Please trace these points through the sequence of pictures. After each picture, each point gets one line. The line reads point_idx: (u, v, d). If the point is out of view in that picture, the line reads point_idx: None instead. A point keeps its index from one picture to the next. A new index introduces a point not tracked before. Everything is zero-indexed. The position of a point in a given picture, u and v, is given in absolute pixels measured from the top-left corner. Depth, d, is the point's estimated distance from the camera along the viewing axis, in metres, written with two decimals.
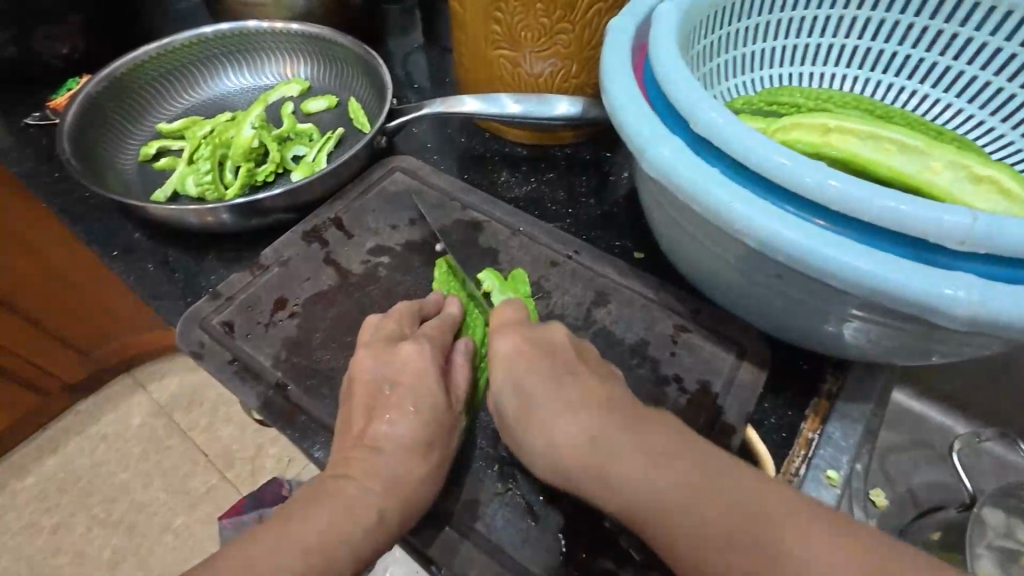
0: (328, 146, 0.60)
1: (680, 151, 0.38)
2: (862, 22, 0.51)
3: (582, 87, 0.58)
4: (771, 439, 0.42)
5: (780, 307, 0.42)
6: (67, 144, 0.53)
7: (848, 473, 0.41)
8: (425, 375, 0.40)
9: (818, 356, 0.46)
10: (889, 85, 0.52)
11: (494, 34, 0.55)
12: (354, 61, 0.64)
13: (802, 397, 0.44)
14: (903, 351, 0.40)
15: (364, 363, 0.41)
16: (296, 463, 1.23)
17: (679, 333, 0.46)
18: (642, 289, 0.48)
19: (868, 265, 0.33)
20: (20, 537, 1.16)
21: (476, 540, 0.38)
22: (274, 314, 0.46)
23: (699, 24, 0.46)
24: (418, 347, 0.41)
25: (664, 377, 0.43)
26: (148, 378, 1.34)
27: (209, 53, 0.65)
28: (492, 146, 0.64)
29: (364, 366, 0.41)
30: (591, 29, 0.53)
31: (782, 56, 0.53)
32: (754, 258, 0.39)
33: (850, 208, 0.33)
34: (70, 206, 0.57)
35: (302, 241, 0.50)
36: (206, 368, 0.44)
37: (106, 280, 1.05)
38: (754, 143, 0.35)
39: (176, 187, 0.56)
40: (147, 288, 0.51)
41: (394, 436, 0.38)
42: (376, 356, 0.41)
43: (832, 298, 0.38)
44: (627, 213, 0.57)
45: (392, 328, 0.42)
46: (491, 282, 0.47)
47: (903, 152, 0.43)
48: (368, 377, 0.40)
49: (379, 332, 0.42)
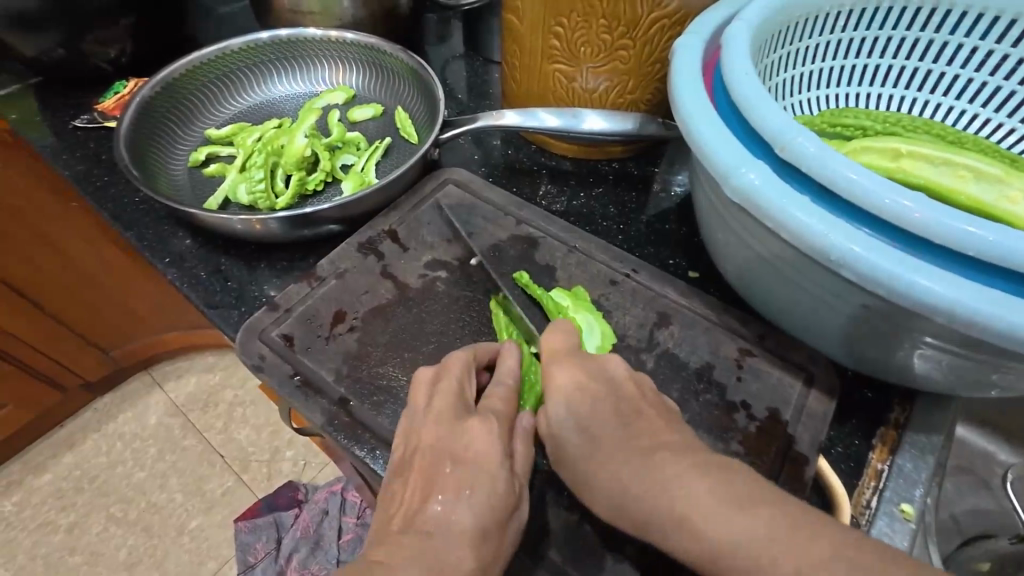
0: (376, 155, 0.60)
1: (762, 174, 0.36)
2: (925, 43, 0.50)
3: (636, 103, 0.57)
4: (839, 468, 0.42)
5: (849, 332, 0.41)
6: (124, 148, 0.53)
7: (921, 506, 0.40)
8: (484, 447, 0.39)
9: (881, 384, 0.45)
10: (950, 108, 0.52)
11: (552, 49, 0.54)
12: (404, 71, 0.64)
13: (869, 426, 0.43)
14: (980, 385, 0.39)
15: (431, 434, 0.39)
16: (312, 467, 1.23)
17: (744, 357, 0.45)
18: (704, 311, 0.48)
19: (966, 298, 0.32)
20: (36, 534, 1.15)
21: (548, 565, 0.38)
22: (333, 327, 0.46)
23: (766, 43, 0.46)
24: (486, 425, 0.40)
25: (731, 403, 0.43)
26: (165, 377, 1.34)
27: (259, 59, 0.65)
28: (539, 159, 0.63)
29: (430, 433, 0.39)
30: (651, 45, 0.52)
31: (840, 76, 0.53)
32: (835, 285, 0.38)
33: (936, 236, 0.32)
34: (121, 211, 0.57)
35: (356, 252, 0.51)
36: (267, 382, 0.44)
37: (134, 282, 1.05)
38: (837, 164, 0.34)
39: (228, 195, 0.56)
40: (200, 296, 0.51)
41: None
42: (441, 428, 0.39)
43: (906, 325, 0.37)
44: (681, 230, 0.56)
45: (450, 395, 0.40)
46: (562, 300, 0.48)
47: (978, 179, 0.42)
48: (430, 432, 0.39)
49: (436, 402, 0.40)
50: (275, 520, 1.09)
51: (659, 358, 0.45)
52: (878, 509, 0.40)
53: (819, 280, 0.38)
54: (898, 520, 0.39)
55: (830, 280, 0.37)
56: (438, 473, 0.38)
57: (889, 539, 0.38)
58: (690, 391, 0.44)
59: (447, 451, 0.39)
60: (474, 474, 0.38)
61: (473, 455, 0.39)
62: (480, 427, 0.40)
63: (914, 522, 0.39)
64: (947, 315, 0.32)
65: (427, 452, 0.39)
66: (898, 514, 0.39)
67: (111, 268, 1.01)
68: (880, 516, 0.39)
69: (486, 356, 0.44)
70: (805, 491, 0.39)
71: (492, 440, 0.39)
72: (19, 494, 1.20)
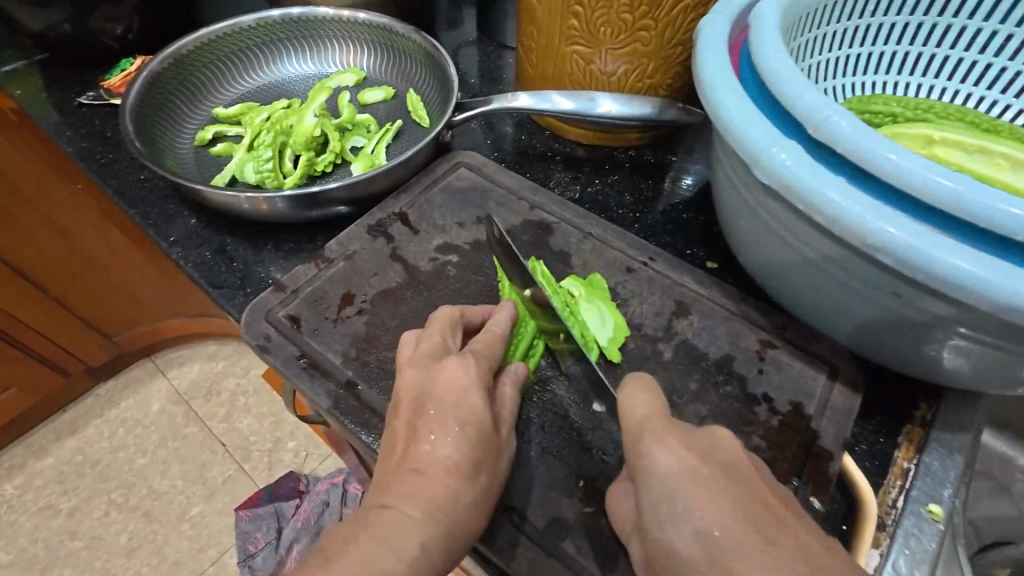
0: (386, 137, 0.58)
1: (794, 154, 0.35)
2: (957, 30, 0.48)
3: (655, 87, 0.56)
4: (864, 466, 0.40)
5: (880, 323, 0.39)
6: (129, 123, 0.52)
7: (950, 506, 0.38)
8: (458, 381, 0.37)
9: (908, 381, 0.43)
10: (982, 98, 0.50)
11: (570, 29, 0.53)
12: (417, 53, 0.62)
13: (894, 423, 0.42)
14: (1014, 381, 0.37)
15: (428, 371, 0.38)
16: (313, 457, 1.22)
17: (766, 349, 0.44)
18: (724, 301, 0.46)
19: (1013, 285, 0.30)
20: (36, 518, 1.15)
21: (562, 558, 0.36)
22: (341, 309, 0.45)
23: (796, 23, 0.44)
24: (461, 361, 0.38)
25: (752, 396, 0.41)
26: (168, 364, 1.33)
27: (270, 38, 0.63)
28: (552, 145, 0.62)
29: (412, 379, 0.38)
30: (674, 27, 0.51)
31: (867, 63, 0.51)
32: (867, 273, 0.36)
33: (982, 219, 0.30)
34: (126, 189, 0.56)
35: (365, 234, 0.49)
36: (272, 363, 0.43)
37: (147, 280, 1.07)
38: (876, 144, 0.32)
39: (235, 173, 0.54)
40: (205, 275, 0.49)
41: (460, 473, 0.34)
42: (419, 373, 0.38)
43: (944, 316, 0.35)
44: (699, 220, 0.55)
45: (434, 342, 0.40)
46: (576, 290, 0.46)
47: (1015, 169, 0.40)
48: (414, 395, 0.37)
49: (420, 347, 0.40)
50: (276, 509, 1.08)
51: (677, 348, 0.44)
52: (904, 509, 0.38)
53: (852, 269, 0.37)
54: (925, 520, 0.37)
55: (862, 267, 0.36)
56: (421, 419, 0.36)
57: (916, 540, 0.37)
58: (709, 382, 0.42)
59: (428, 393, 0.37)
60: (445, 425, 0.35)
61: (451, 392, 0.37)
62: (453, 361, 0.38)
63: (943, 522, 0.37)
64: (994, 303, 0.31)
65: (410, 396, 0.37)
66: (926, 514, 0.38)
67: (129, 270, 1.04)
68: (905, 516, 0.38)
69: (476, 317, 0.43)
70: (830, 488, 0.37)
71: (471, 372, 0.38)
72: (19, 478, 1.19)
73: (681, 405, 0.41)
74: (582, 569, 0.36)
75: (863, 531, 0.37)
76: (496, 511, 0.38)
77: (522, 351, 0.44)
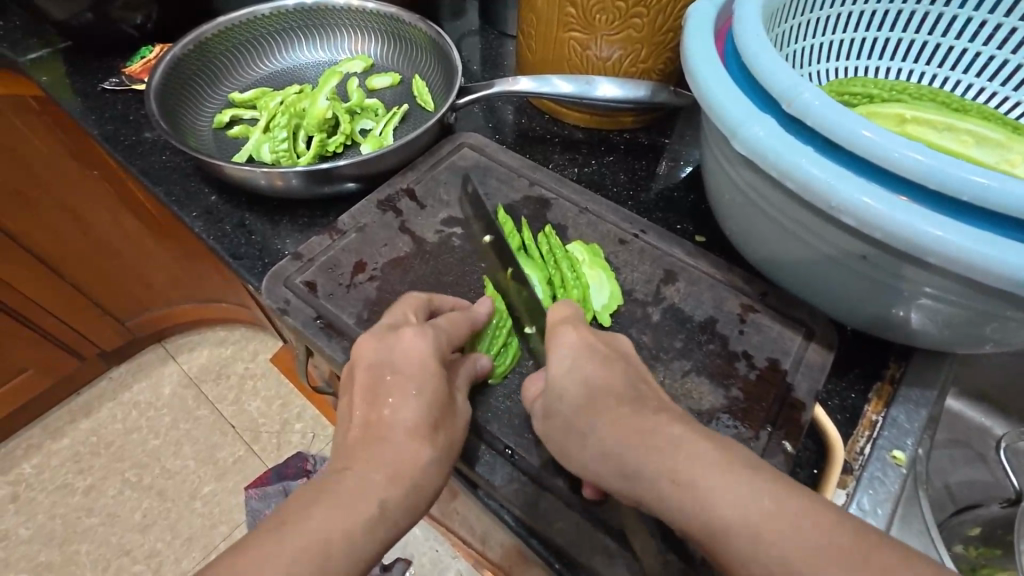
0: (394, 120, 0.61)
1: (770, 129, 0.38)
2: (934, 17, 0.52)
3: (649, 71, 0.59)
4: (835, 418, 0.44)
5: (849, 286, 0.42)
6: (154, 103, 0.55)
7: (913, 454, 0.42)
8: (432, 346, 0.40)
9: (881, 342, 0.47)
10: (958, 82, 0.53)
11: (567, 17, 0.56)
12: (422, 40, 0.65)
13: (866, 380, 0.45)
14: (973, 339, 0.41)
15: (401, 339, 0.41)
16: (321, 438, 1.26)
17: (747, 312, 0.47)
18: (709, 269, 0.49)
19: (964, 242, 0.33)
20: (54, 496, 1.19)
21: (555, 491, 0.40)
22: (354, 276, 0.49)
23: (778, 12, 0.47)
24: (420, 332, 0.41)
25: (733, 353, 0.45)
26: (180, 349, 1.37)
27: (283, 26, 0.67)
28: (551, 128, 0.65)
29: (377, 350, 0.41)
30: (665, 13, 0.54)
31: (850, 49, 0.54)
32: (837, 237, 0.39)
33: (937, 183, 0.33)
34: (150, 167, 0.59)
35: (376, 209, 0.53)
36: (290, 324, 0.47)
37: (151, 261, 1.08)
38: (843, 118, 0.35)
39: (252, 153, 0.58)
40: (226, 246, 0.53)
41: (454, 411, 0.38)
42: (379, 342, 0.41)
43: (904, 276, 0.38)
44: (689, 198, 0.58)
45: (396, 316, 0.43)
46: (581, 254, 0.50)
47: (980, 144, 0.44)
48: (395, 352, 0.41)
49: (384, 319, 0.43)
50: (284, 488, 1.07)
51: (665, 311, 0.47)
52: (871, 455, 0.42)
53: (821, 234, 0.40)
54: (889, 465, 0.41)
55: (830, 230, 0.39)
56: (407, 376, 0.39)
57: (879, 481, 0.40)
58: (693, 341, 0.46)
59: (387, 360, 0.40)
60: (415, 373, 0.39)
61: (406, 358, 0.40)
62: (414, 332, 0.41)
63: (905, 467, 0.41)
64: (945, 258, 0.34)
65: (367, 362, 0.40)
66: (889, 459, 0.41)
67: (140, 252, 1.06)
68: (872, 462, 0.41)
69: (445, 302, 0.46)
70: (801, 435, 0.41)
71: (433, 341, 0.41)
72: (37, 457, 1.24)
73: (667, 361, 0.45)
74: (575, 503, 0.40)
75: (830, 473, 0.40)
76: (497, 454, 0.42)
77: (507, 327, 0.47)
